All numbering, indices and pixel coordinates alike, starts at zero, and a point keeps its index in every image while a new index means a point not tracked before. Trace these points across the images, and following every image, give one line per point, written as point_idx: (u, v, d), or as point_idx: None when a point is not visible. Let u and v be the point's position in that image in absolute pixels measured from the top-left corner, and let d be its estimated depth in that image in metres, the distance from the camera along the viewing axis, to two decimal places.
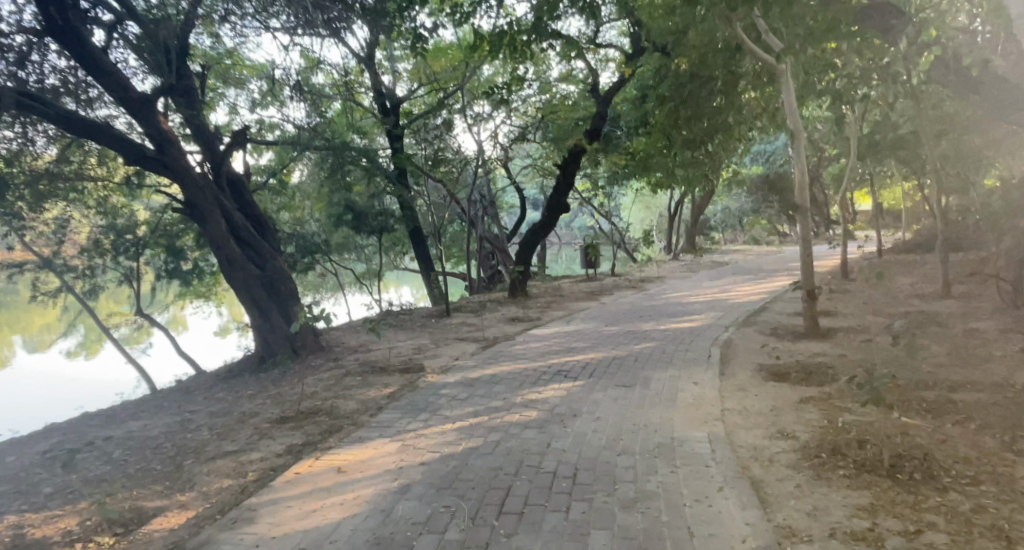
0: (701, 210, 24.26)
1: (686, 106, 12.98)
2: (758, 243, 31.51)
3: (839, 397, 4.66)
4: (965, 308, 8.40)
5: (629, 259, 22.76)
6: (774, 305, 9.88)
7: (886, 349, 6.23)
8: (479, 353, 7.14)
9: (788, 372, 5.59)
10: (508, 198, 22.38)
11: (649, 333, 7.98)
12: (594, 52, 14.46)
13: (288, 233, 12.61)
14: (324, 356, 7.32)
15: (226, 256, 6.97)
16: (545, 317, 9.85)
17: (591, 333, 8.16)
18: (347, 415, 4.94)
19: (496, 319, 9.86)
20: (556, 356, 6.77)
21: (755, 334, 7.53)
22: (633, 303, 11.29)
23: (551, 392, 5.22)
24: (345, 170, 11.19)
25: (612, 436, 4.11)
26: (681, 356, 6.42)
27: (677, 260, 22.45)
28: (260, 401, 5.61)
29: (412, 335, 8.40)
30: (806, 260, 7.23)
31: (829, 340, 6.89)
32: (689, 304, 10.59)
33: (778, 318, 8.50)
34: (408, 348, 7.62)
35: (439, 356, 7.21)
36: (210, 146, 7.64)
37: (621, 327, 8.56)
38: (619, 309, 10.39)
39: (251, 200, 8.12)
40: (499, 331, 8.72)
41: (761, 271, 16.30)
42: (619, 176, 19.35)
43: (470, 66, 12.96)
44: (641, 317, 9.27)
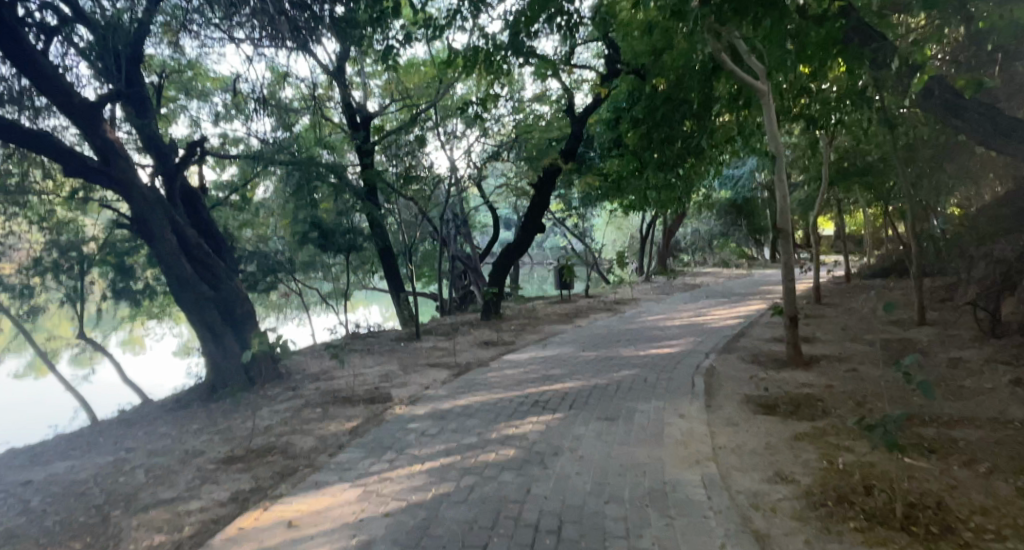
0: (673, 232, 24.32)
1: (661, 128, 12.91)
2: (729, 265, 31.77)
3: (835, 434, 4.38)
4: (944, 334, 8.30)
5: (603, 280, 22.58)
6: (752, 330, 9.70)
7: (874, 379, 6.02)
8: (451, 382, 6.71)
9: (777, 404, 5.31)
10: (481, 217, 22.07)
11: (628, 359, 7.66)
12: (570, 72, 14.32)
13: (250, 251, 12.02)
14: (283, 384, 6.80)
15: (176, 276, 6.44)
16: (519, 341, 9.46)
17: (567, 359, 7.80)
18: (303, 455, 4.46)
19: (468, 343, 9.44)
20: (532, 384, 6.39)
21: (737, 362, 7.28)
22: (610, 326, 10.99)
23: (529, 427, 4.84)
24: (311, 186, 10.72)
25: (597, 479, 3.73)
26: (664, 385, 6.11)
27: (650, 281, 22.36)
28: (208, 437, 5.08)
29: (380, 361, 7.92)
30: (788, 286, 7.04)
31: (814, 368, 6.67)
32: (666, 328, 10.34)
33: (758, 344, 8.29)
34: (375, 374, 7.14)
35: (407, 384, 6.74)
36: (164, 158, 7.13)
37: (598, 352, 8.22)
38: (596, 333, 10.08)
39: (209, 217, 7.60)
40: (471, 356, 8.30)
41: (735, 295, 16.24)
42: (593, 197, 19.24)
43: (444, 83, 12.67)
44: (619, 342, 8.96)
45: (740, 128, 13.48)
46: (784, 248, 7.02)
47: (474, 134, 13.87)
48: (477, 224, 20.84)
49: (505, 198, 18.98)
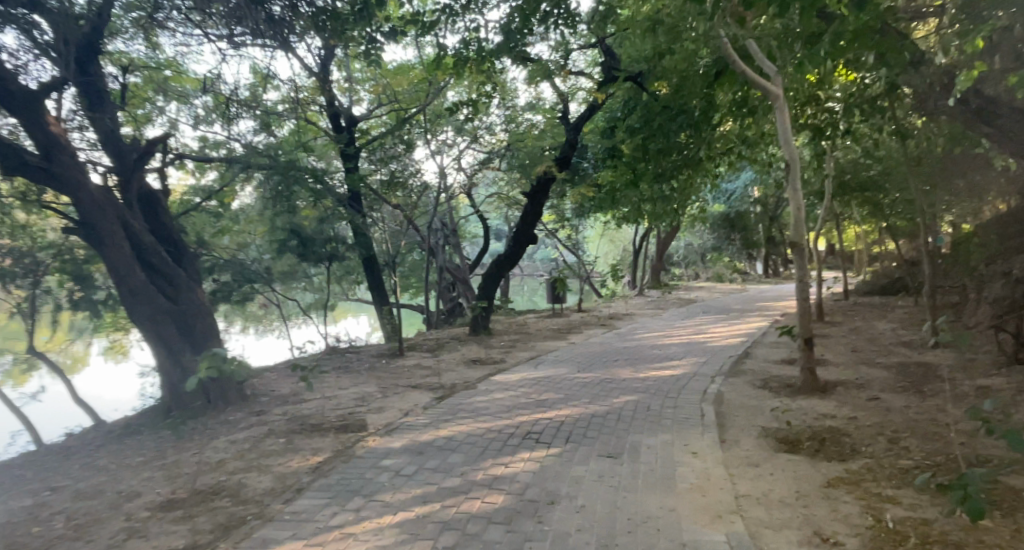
0: (667, 245, 23.87)
1: (658, 138, 12.47)
2: (722, 280, 31.36)
3: (875, 482, 3.77)
4: (963, 358, 7.78)
5: (595, 294, 22.02)
6: (756, 351, 9.15)
7: (901, 411, 5.46)
8: (433, 407, 6.07)
9: (798, 440, 4.72)
10: (471, 228, 21.51)
11: (627, 382, 7.06)
12: (566, 78, 13.82)
13: (225, 260, 11.37)
14: (247, 408, 6.13)
15: (127, 287, 5.78)
16: (508, 360, 8.84)
17: (561, 382, 7.19)
18: (255, 501, 3.80)
19: (454, 361, 8.81)
20: (523, 411, 5.78)
21: (746, 387, 6.70)
22: (604, 344, 10.41)
23: (520, 466, 4.21)
24: (290, 192, 10.09)
25: (602, 539, 3.11)
26: (669, 415, 5.51)
27: (644, 296, 21.84)
28: (150, 474, 4.42)
29: (356, 381, 7.25)
30: (802, 304, 6.49)
31: (832, 396, 6.11)
32: (665, 347, 9.75)
33: (766, 367, 7.72)
34: (351, 397, 6.49)
35: (385, 409, 6.09)
36: (122, 157, 6.50)
37: (594, 374, 7.62)
38: (591, 352, 9.48)
39: (172, 222, 6.95)
40: (457, 376, 7.68)
41: (733, 311, 15.73)
42: (586, 209, 18.74)
43: (434, 87, 12.14)
44: (615, 362, 8.37)
45: (740, 139, 13.03)
46: (798, 264, 6.49)
47: (465, 141, 13.32)
48: (467, 234, 20.26)
49: (497, 208, 18.44)
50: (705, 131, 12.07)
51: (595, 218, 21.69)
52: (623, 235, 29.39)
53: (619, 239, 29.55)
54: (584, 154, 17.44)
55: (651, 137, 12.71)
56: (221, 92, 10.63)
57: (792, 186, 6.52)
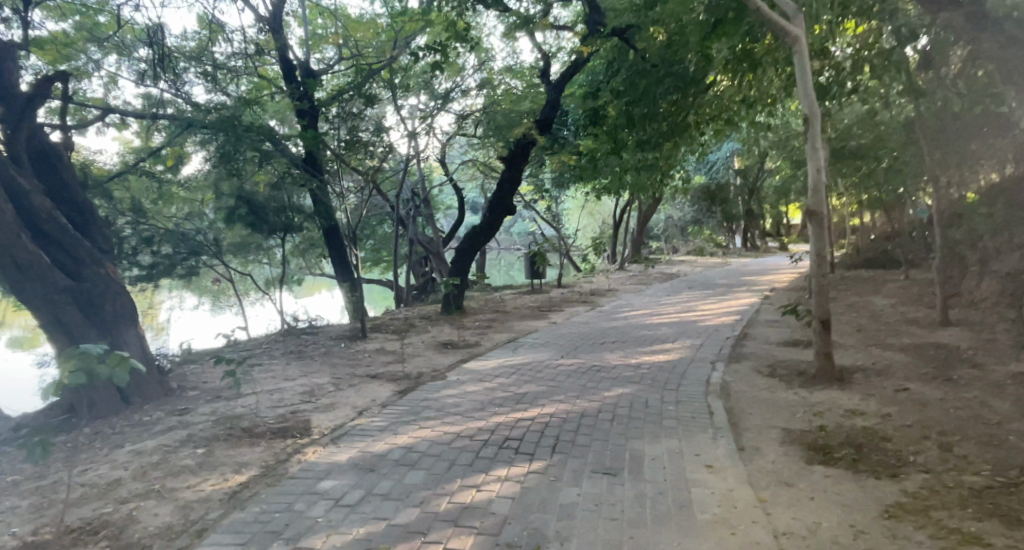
0: (648, 218, 23.09)
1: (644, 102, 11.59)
2: (702, 254, 30.80)
3: (948, 511, 2.95)
4: (982, 340, 7.08)
5: (575, 269, 21.18)
6: (755, 331, 8.38)
7: (938, 404, 4.70)
8: (392, 402, 5.14)
9: (831, 446, 3.90)
10: (445, 198, 20.40)
11: (617, 370, 6.21)
12: (545, 33, 12.74)
13: (166, 230, 10.12)
14: (168, 408, 5.10)
15: (12, 259, 4.66)
16: (483, 343, 7.93)
17: (543, 369, 6.31)
18: (140, 547, 2.83)
19: (422, 344, 7.88)
20: (500, 409, 4.88)
21: (753, 375, 5.89)
22: (588, 323, 9.56)
23: (495, 491, 3.31)
24: (237, 154, 8.89)
25: None
26: (672, 412, 4.66)
27: (625, 271, 21.07)
28: (16, 503, 3.40)
29: (307, 371, 6.27)
30: (819, 282, 5.66)
31: (854, 387, 5.32)
32: (654, 327, 8.94)
33: (769, 352, 6.94)
34: (296, 391, 5.53)
35: (335, 405, 5.15)
36: (6, 101, 5.27)
37: (580, 360, 6.75)
38: (574, 333, 8.62)
39: (76, 182, 5.78)
40: (425, 363, 6.75)
41: (719, 287, 15.01)
42: (565, 179, 17.82)
43: (401, 39, 10.97)
44: (601, 346, 7.51)
45: (731, 102, 12.18)
46: (815, 235, 5.66)
47: (436, 102, 12.20)
48: (440, 205, 19.21)
49: (472, 177, 17.42)
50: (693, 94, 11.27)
51: (575, 190, 20.78)
52: (602, 207, 28.51)
53: (598, 212, 28.68)
54: (563, 119, 16.46)
55: (637, 100, 11.87)
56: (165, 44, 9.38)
57: (811, 144, 5.64)
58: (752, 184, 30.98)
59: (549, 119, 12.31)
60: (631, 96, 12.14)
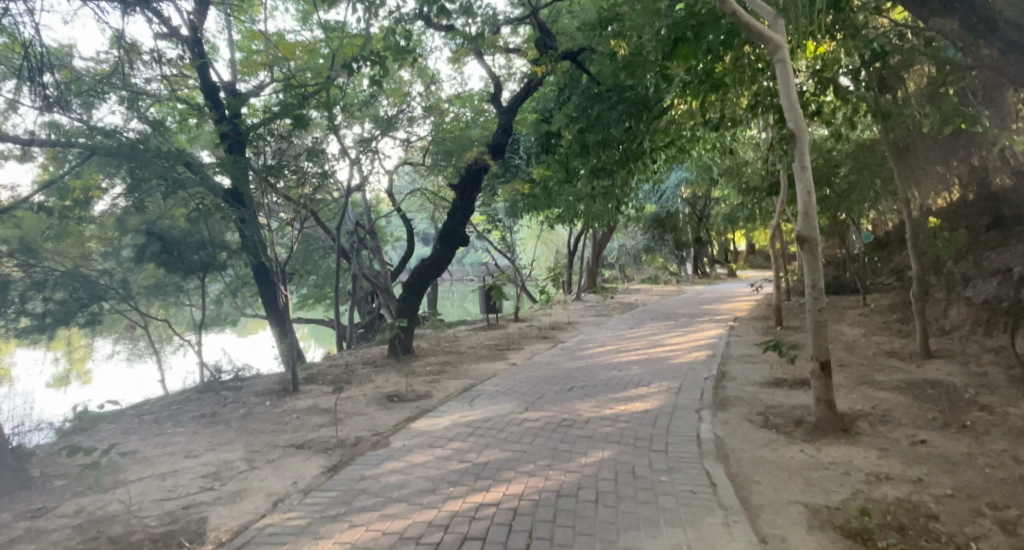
0: (603, 246, 22.63)
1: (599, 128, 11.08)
2: (658, 282, 30.61)
3: None
4: (976, 375, 6.58)
5: (531, 300, 20.43)
6: (733, 369, 7.68)
7: (970, 462, 4.00)
8: (319, 485, 4.10)
9: (871, 531, 3.11)
10: (393, 229, 19.38)
11: (591, 426, 5.32)
12: (496, 56, 12.14)
13: (64, 273, 8.75)
14: (20, 509, 3.91)
15: None
16: (434, 394, 6.92)
17: (505, 427, 5.36)
18: None
19: (364, 399, 6.80)
20: (454, 491, 3.90)
21: (746, 428, 5.11)
22: (551, 364, 8.68)
23: None
24: (148, 184, 7.73)
25: None
26: (667, 487, 3.80)
27: (583, 301, 20.41)
28: None
29: (218, 444, 5.13)
30: (815, 317, 4.98)
31: (866, 441, 4.60)
32: (624, 367, 8.13)
33: (757, 396, 6.22)
34: (197, 474, 4.40)
35: (245, 493, 4.06)
36: None
37: (547, 413, 5.84)
38: (537, 377, 7.72)
39: None
40: (365, 424, 5.69)
41: (681, 317, 14.45)
42: (519, 208, 17.15)
43: (339, 59, 10.11)
44: (569, 393, 6.64)
45: (686, 128, 11.82)
46: (808, 264, 4.99)
47: (380, 129, 11.35)
48: (388, 237, 18.19)
49: (421, 208, 16.55)
50: (646, 118, 10.91)
51: (528, 220, 20.12)
52: (555, 236, 27.99)
53: (551, 242, 28.15)
54: (516, 147, 16.01)
55: (592, 125, 11.61)
56: (69, 65, 8.26)
57: (800, 162, 5.00)
58: (701, 212, 31.19)
59: (502, 145, 11.62)
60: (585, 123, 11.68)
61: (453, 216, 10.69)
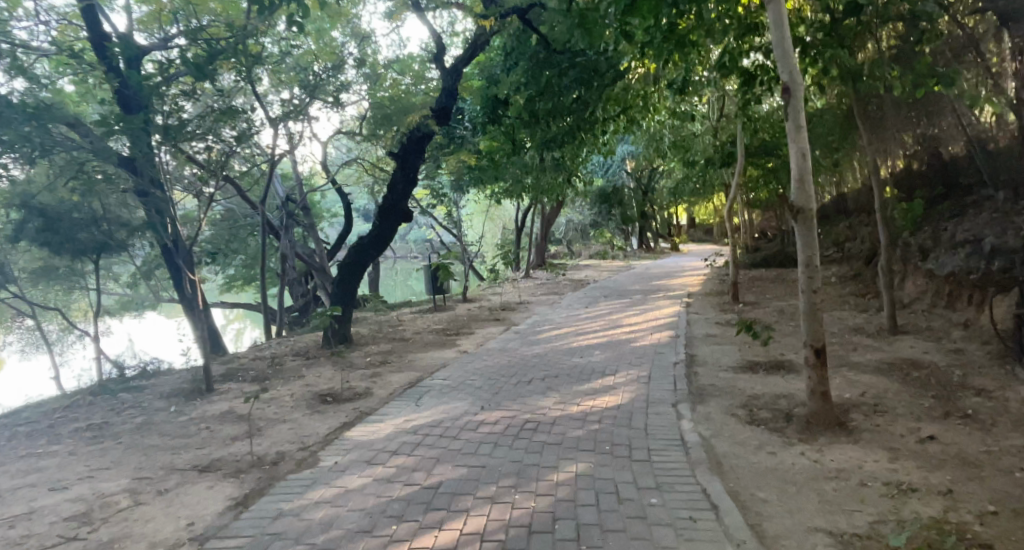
0: (551, 221, 22.04)
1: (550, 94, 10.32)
2: (606, 257, 30.34)
3: None
4: (953, 354, 6.25)
5: (478, 277, 19.73)
6: (701, 353, 7.15)
7: (993, 464, 3.50)
8: (222, 528, 3.20)
9: None
10: (329, 205, 18.08)
11: (558, 428, 4.60)
12: (437, 13, 11.07)
13: None
14: None
15: None
16: (374, 392, 6.05)
17: (458, 435, 4.57)
18: None
19: (291, 400, 5.86)
20: (397, 530, 3.09)
21: (733, 424, 4.51)
22: (505, 351, 7.94)
23: None
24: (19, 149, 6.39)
25: None
26: (660, 514, 3.11)
27: (532, 279, 19.78)
28: None
29: (101, 470, 4.12)
30: (809, 300, 4.37)
31: (869, 438, 4.06)
32: (585, 353, 7.48)
33: (734, 384, 5.66)
34: (61, 517, 3.41)
35: (121, 543, 3.11)
36: None
37: (506, 413, 5.09)
38: (490, 367, 6.95)
39: None
40: (290, 435, 4.78)
41: (635, 294, 14.01)
42: (465, 183, 16.22)
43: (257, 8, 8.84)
44: (529, 387, 5.91)
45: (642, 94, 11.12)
46: (803, 238, 4.37)
47: (314, 95, 10.21)
48: (324, 213, 16.92)
49: (358, 182, 15.34)
50: (599, 86, 10.31)
51: (475, 194, 19.26)
52: (502, 211, 27.23)
53: (497, 217, 27.38)
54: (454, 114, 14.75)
55: (540, 94, 10.72)
56: None
57: (794, 121, 4.32)
58: (647, 185, 31.08)
59: (448, 110, 10.43)
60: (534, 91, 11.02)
61: (393, 189, 9.26)
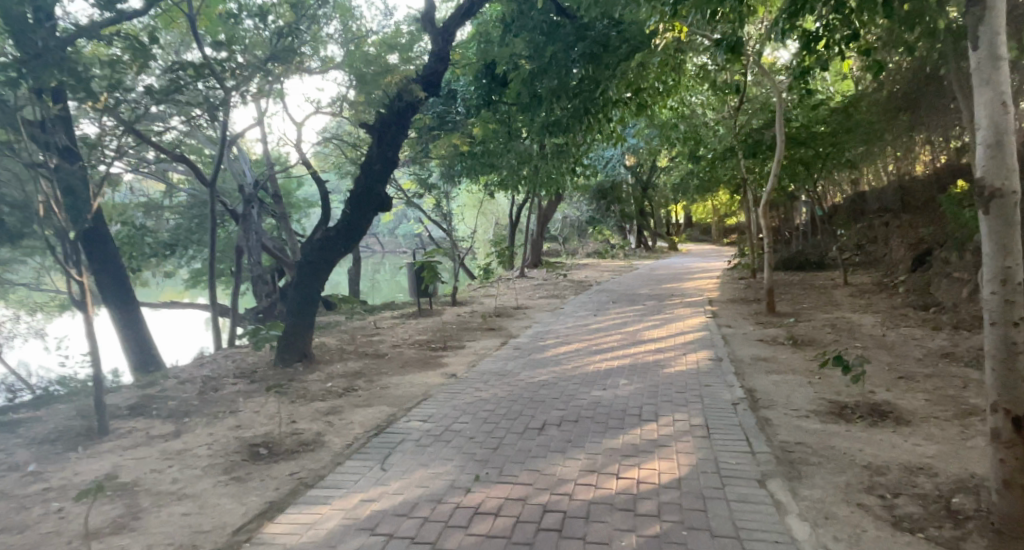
0: (549, 217, 20.43)
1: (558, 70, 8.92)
2: (604, 256, 28.78)
3: None
4: None
5: (468, 275, 18.20)
6: (760, 388, 5.50)
7: None
8: None
9: None
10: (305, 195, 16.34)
11: (599, 529, 2.93)
12: None
13: None
14: None
15: None
16: (326, 443, 4.37)
17: (440, 539, 2.89)
18: None
19: (209, 455, 4.15)
20: None
21: (875, 530, 2.86)
22: (504, 375, 6.29)
23: None
24: None
25: None
26: None
27: (528, 279, 18.17)
28: None
29: None
30: (1001, 337, 2.72)
31: None
32: (607, 383, 5.81)
33: (830, 443, 4.01)
34: None
35: None
36: None
37: (513, 492, 3.41)
38: (486, 402, 5.26)
39: None
40: (178, 532, 3.07)
41: (648, 300, 12.42)
42: (457, 172, 14.64)
43: None
44: (540, 440, 4.24)
45: (658, 74, 9.84)
46: (995, 241, 2.69)
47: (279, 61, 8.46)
48: (298, 204, 15.24)
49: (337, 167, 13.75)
50: (610, 62, 9.20)
51: (466, 187, 17.96)
52: (495, 205, 25.62)
53: (490, 211, 25.74)
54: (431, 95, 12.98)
55: (543, 72, 9.56)
56: None
57: (985, 46, 2.66)
58: (646, 182, 29.60)
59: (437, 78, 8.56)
60: (537, 66, 9.76)
61: (366, 170, 7.33)
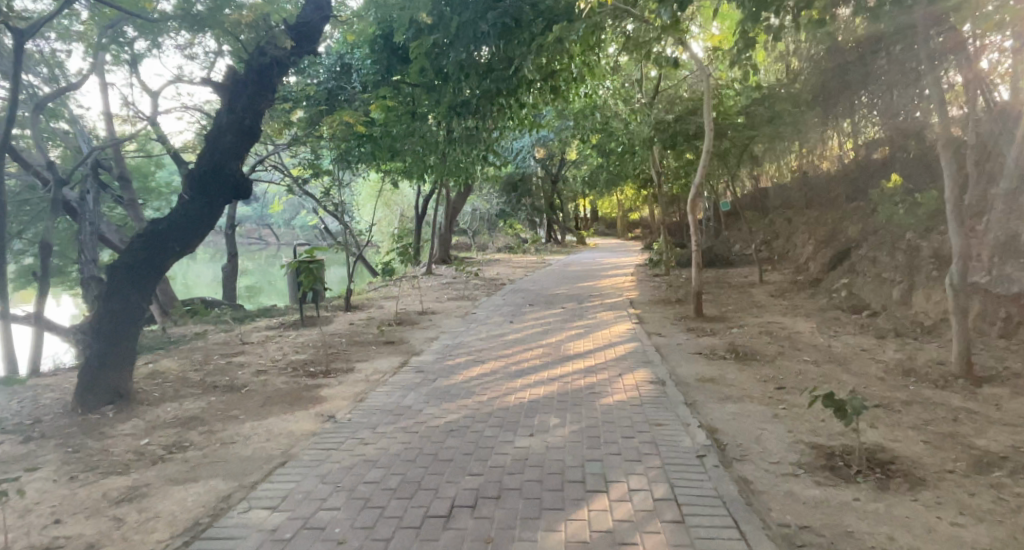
0: (457, 209, 18.93)
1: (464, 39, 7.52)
2: (515, 251, 27.77)
3: None
4: None
5: (367, 273, 16.32)
6: (722, 427, 4.37)
7: None
8: None
9: None
10: (167, 179, 13.83)
11: None
12: None
13: None
14: None
15: None
16: None
17: None
18: None
19: None
20: None
21: None
22: (397, 415, 4.78)
23: None
24: None
25: None
26: None
27: (435, 277, 16.63)
28: None
29: None
30: None
31: None
32: (532, 425, 4.48)
33: (847, 527, 2.89)
34: None
35: None
36: None
37: None
38: (372, 466, 3.76)
39: None
40: None
41: (565, 302, 11.29)
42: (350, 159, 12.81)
43: None
44: (444, 543, 2.82)
45: (575, 54, 8.66)
46: None
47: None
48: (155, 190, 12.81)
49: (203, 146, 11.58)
50: (522, 41, 7.87)
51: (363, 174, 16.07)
52: (398, 196, 23.81)
53: (393, 202, 23.87)
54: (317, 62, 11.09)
55: (446, 45, 8.09)
56: None
57: None
58: (556, 174, 28.86)
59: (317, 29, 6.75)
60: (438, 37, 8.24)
61: (212, 141, 5.52)
